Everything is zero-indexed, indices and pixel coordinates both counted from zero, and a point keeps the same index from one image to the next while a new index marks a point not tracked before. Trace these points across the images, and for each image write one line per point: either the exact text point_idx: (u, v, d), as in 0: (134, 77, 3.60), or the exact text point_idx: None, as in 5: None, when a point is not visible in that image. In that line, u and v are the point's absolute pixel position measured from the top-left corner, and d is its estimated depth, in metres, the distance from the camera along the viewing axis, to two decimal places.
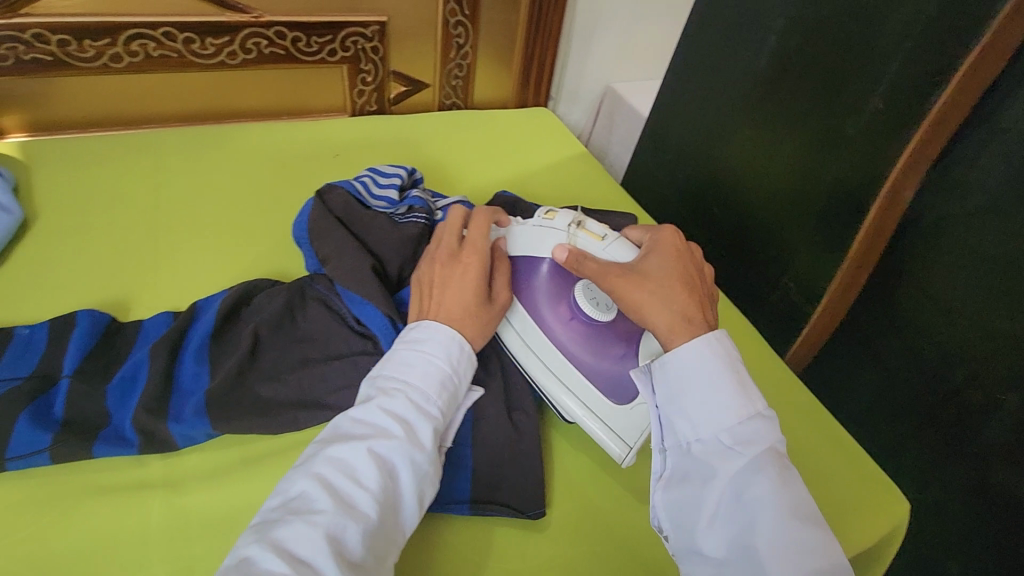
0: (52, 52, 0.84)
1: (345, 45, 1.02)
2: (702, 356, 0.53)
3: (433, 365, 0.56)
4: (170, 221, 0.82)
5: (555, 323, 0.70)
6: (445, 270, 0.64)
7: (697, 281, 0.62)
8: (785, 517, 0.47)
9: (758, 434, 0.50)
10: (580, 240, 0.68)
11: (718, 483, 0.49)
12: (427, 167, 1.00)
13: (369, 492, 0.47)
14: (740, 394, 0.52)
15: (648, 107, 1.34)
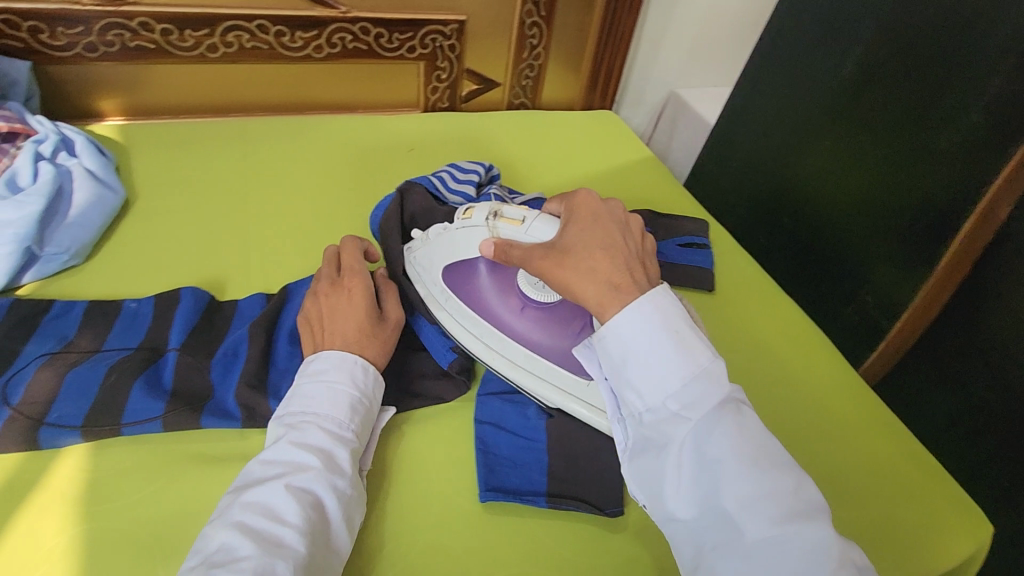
0: (155, 41, 0.89)
1: (425, 42, 1.05)
2: (639, 320, 0.49)
3: (341, 390, 0.56)
4: (258, 206, 0.85)
5: (509, 318, 0.69)
6: (330, 300, 0.64)
7: (622, 238, 0.56)
8: (745, 470, 0.44)
9: (704, 393, 0.47)
10: (502, 230, 0.65)
11: (672, 453, 0.46)
12: (499, 165, 1.02)
13: (294, 527, 0.46)
14: (680, 354, 0.48)
15: (714, 114, 1.32)
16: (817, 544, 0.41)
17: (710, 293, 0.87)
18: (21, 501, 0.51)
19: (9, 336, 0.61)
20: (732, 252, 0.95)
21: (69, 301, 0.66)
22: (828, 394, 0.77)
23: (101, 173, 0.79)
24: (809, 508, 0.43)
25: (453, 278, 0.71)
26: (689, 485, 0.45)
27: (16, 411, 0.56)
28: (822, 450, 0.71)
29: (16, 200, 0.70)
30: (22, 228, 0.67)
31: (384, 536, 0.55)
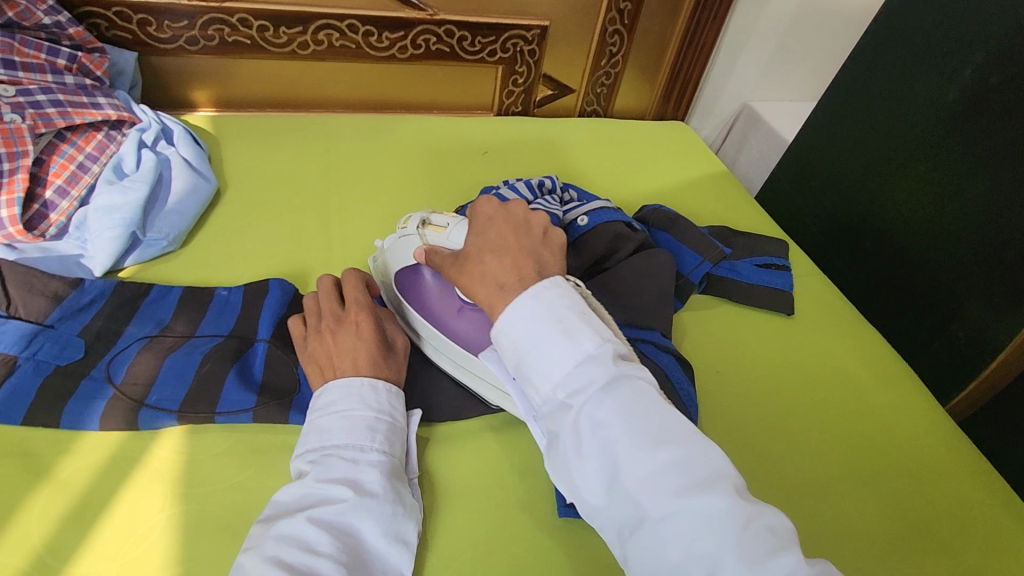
0: (251, 37, 0.92)
1: (506, 46, 1.06)
2: (523, 313, 0.47)
3: (357, 414, 0.54)
4: (339, 201, 0.87)
5: (448, 318, 0.66)
6: (336, 332, 0.60)
7: (516, 237, 0.54)
8: (640, 448, 0.41)
9: (591, 377, 0.44)
10: (429, 237, 0.66)
11: (568, 445, 0.43)
12: (573, 172, 1.01)
13: (329, 557, 0.46)
14: (565, 342, 0.45)
15: (789, 129, 1.24)
16: (719, 514, 0.38)
17: (788, 317, 0.84)
18: (124, 478, 0.54)
19: (112, 317, 0.64)
20: (811, 276, 0.92)
21: (166, 286, 0.69)
22: (914, 431, 0.74)
23: (196, 163, 0.81)
24: (711, 476, 0.40)
25: (403, 276, 0.70)
26: (591, 475, 0.42)
27: (119, 390, 0.58)
28: (907, 490, 0.68)
29: (123, 186, 0.73)
30: (127, 214, 0.70)
31: (464, 541, 0.56)
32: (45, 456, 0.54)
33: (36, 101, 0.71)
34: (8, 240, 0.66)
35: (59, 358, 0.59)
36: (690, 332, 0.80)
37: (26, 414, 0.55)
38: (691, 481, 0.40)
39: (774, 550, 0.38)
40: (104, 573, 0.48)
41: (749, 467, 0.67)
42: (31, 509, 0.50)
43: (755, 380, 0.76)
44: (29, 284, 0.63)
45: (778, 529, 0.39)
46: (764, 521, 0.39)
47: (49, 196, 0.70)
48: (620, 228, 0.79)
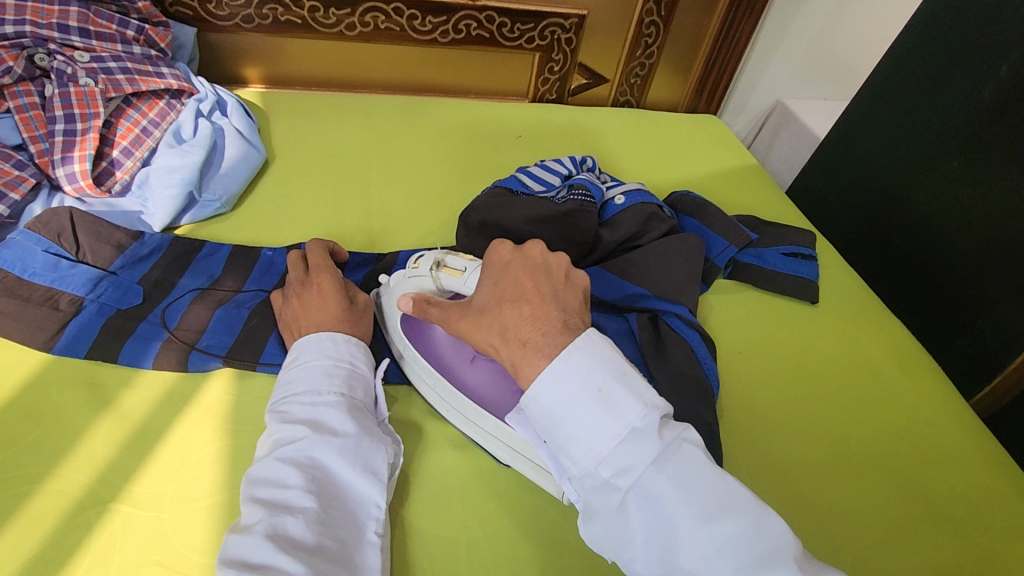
0: (302, 17, 0.96)
1: (544, 34, 1.09)
2: (559, 381, 0.44)
3: (313, 363, 0.56)
4: (378, 176, 0.91)
5: (459, 368, 0.63)
6: (302, 297, 0.63)
7: (535, 284, 0.51)
8: (697, 525, 0.39)
9: (637, 450, 0.41)
10: (444, 281, 0.61)
11: (614, 520, 0.41)
12: (603, 159, 1.04)
13: (297, 487, 0.48)
14: (605, 412, 0.42)
15: (822, 126, 1.22)
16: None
17: (812, 306, 0.85)
18: (178, 412, 0.58)
19: (167, 269, 0.69)
20: (837, 268, 0.92)
21: (217, 243, 0.73)
22: (935, 421, 0.75)
23: (247, 133, 0.86)
24: (777, 549, 0.38)
25: (410, 324, 0.66)
26: (643, 552, 0.41)
27: (173, 334, 0.63)
28: (923, 475, 0.69)
29: (182, 149, 0.78)
30: (185, 175, 0.75)
31: (488, 494, 0.59)
32: (108, 388, 0.58)
33: (107, 68, 0.77)
34: (78, 193, 0.72)
35: (119, 302, 0.64)
36: (713, 315, 0.82)
37: (92, 349, 0.60)
38: (755, 556, 0.38)
39: None
40: (160, 494, 0.52)
41: (767, 443, 0.69)
42: (95, 434, 0.55)
43: (777, 364, 0.77)
44: (97, 233, 0.68)
45: None
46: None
47: (115, 155, 0.76)
48: (655, 210, 0.82)
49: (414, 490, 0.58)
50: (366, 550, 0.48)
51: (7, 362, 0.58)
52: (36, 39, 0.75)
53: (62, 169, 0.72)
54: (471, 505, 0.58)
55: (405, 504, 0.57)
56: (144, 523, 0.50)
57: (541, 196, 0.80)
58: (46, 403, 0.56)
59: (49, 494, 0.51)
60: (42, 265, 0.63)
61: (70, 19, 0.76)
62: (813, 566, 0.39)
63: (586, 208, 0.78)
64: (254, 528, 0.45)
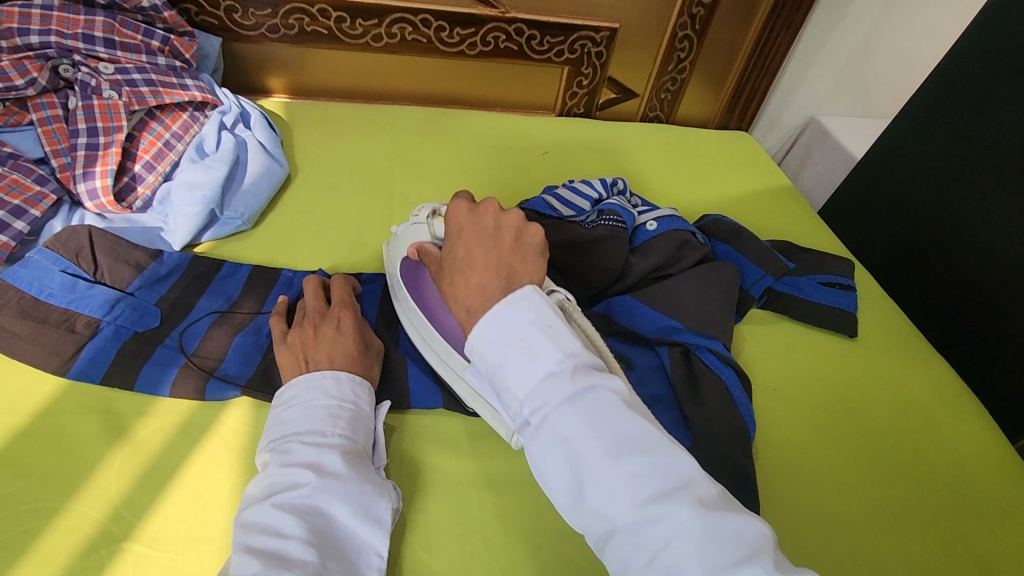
0: (329, 27, 0.94)
1: (574, 47, 1.06)
2: (485, 327, 0.44)
3: (317, 403, 0.54)
4: (402, 191, 0.88)
5: (440, 311, 0.66)
6: (318, 327, 0.61)
7: (483, 249, 0.51)
8: (600, 458, 0.39)
9: (552, 393, 0.41)
10: (438, 228, 0.68)
11: (531, 460, 0.41)
12: (632, 178, 1.00)
13: (297, 538, 0.45)
14: (527, 360, 0.43)
15: (858, 146, 1.18)
16: (685, 522, 0.36)
17: (851, 340, 0.82)
18: (194, 443, 0.56)
19: (186, 289, 0.67)
20: (876, 299, 0.88)
21: (237, 263, 0.72)
22: (982, 466, 0.71)
23: (270, 146, 0.84)
24: (676, 483, 0.38)
25: (408, 268, 0.70)
26: (556, 490, 0.40)
27: (191, 360, 0.61)
28: (971, 527, 0.65)
29: (205, 164, 0.77)
30: (208, 192, 0.74)
31: (513, 539, 0.56)
32: (124, 416, 0.57)
33: (132, 80, 0.76)
34: (99, 209, 0.71)
35: (136, 324, 0.63)
36: (746, 346, 0.78)
37: (108, 375, 0.58)
38: (655, 490, 0.38)
39: (745, 560, 0.35)
40: (174, 532, 0.50)
41: (805, 489, 0.65)
42: (110, 466, 0.53)
43: (814, 403, 0.74)
44: (116, 252, 0.66)
45: (743, 530, 0.37)
46: (732, 527, 0.37)
47: (137, 169, 0.75)
48: (688, 237, 0.79)
49: (435, 531, 0.56)
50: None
51: (22, 387, 0.57)
52: (61, 50, 0.73)
53: (83, 185, 0.71)
54: (494, 548, 0.55)
55: (426, 545, 0.55)
56: (157, 565, 0.48)
57: (570, 220, 0.78)
58: (61, 431, 0.55)
59: (61, 530, 0.49)
60: (59, 286, 0.62)
61: (95, 30, 0.75)
62: (718, 504, 0.38)
63: (616, 234, 0.75)
64: None
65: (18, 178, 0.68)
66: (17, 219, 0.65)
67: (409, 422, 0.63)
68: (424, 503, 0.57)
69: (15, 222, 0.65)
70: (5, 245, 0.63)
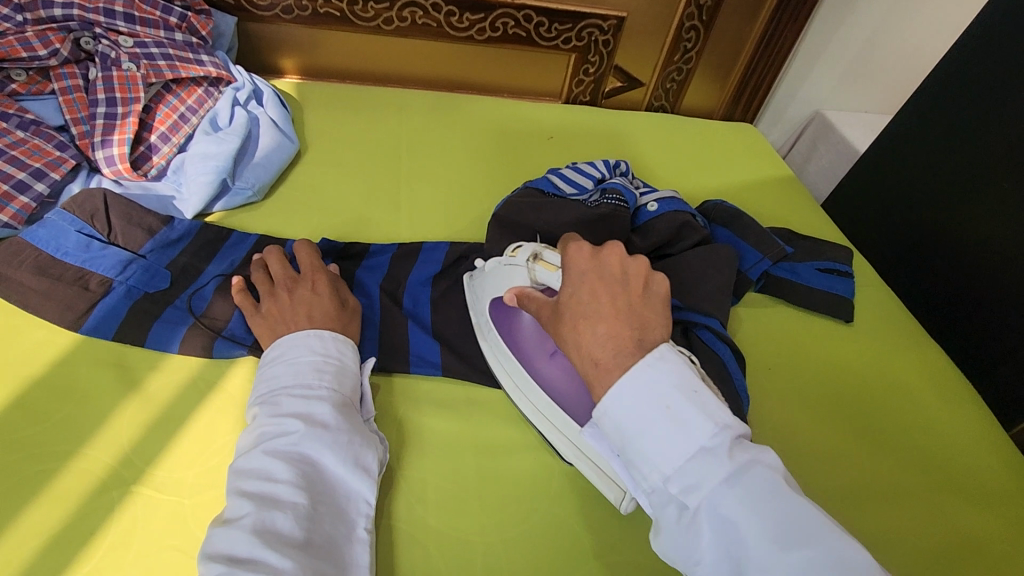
0: (341, 10, 0.97)
1: (581, 35, 1.08)
2: (630, 399, 0.46)
3: (304, 360, 0.56)
4: (409, 170, 0.90)
5: (538, 361, 0.62)
6: (291, 293, 0.63)
7: (612, 297, 0.52)
8: (767, 547, 0.40)
9: (707, 470, 0.43)
10: (539, 275, 0.62)
11: (684, 534, 0.43)
12: (635, 164, 1.02)
13: (286, 481, 0.49)
14: (676, 432, 0.44)
15: (862, 140, 1.19)
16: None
17: (846, 325, 0.83)
18: (202, 398, 0.58)
19: (195, 255, 0.69)
20: (873, 287, 0.90)
21: (245, 232, 0.74)
22: (975, 450, 0.72)
23: (281, 123, 0.86)
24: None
25: (499, 309, 0.68)
26: (714, 567, 0.42)
27: (200, 320, 0.63)
28: (961, 509, 0.66)
29: (217, 137, 0.79)
30: (220, 162, 0.76)
31: (506, 498, 0.58)
32: (135, 369, 0.59)
33: (150, 53, 0.78)
34: (116, 175, 0.73)
35: (148, 285, 0.65)
36: (742, 327, 0.80)
37: (122, 330, 0.61)
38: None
39: None
40: (181, 478, 0.52)
41: (796, 467, 0.66)
42: (121, 415, 0.55)
43: (806, 382, 0.75)
44: (129, 217, 0.68)
45: None
46: None
47: (153, 140, 0.77)
48: (688, 219, 0.80)
49: (432, 488, 0.58)
50: (354, 545, 0.49)
51: (40, 339, 0.59)
52: (83, 22, 0.76)
53: (102, 152, 0.73)
54: (488, 507, 0.57)
55: (422, 501, 0.57)
56: (165, 507, 0.50)
57: (573, 199, 0.80)
58: (75, 381, 0.57)
59: (74, 471, 0.51)
60: (74, 245, 0.64)
61: (116, 5, 0.77)
62: None
63: (617, 213, 0.77)
64: (240, 520, 0.46)
65: (39, 143, 0.70)
66: (37, 181, 0.68)
67: (409, 387, 0.65)
68: (422, 461, 0.59)
69: (35, 184, 0.67)
70: (25, 205, 0.66)
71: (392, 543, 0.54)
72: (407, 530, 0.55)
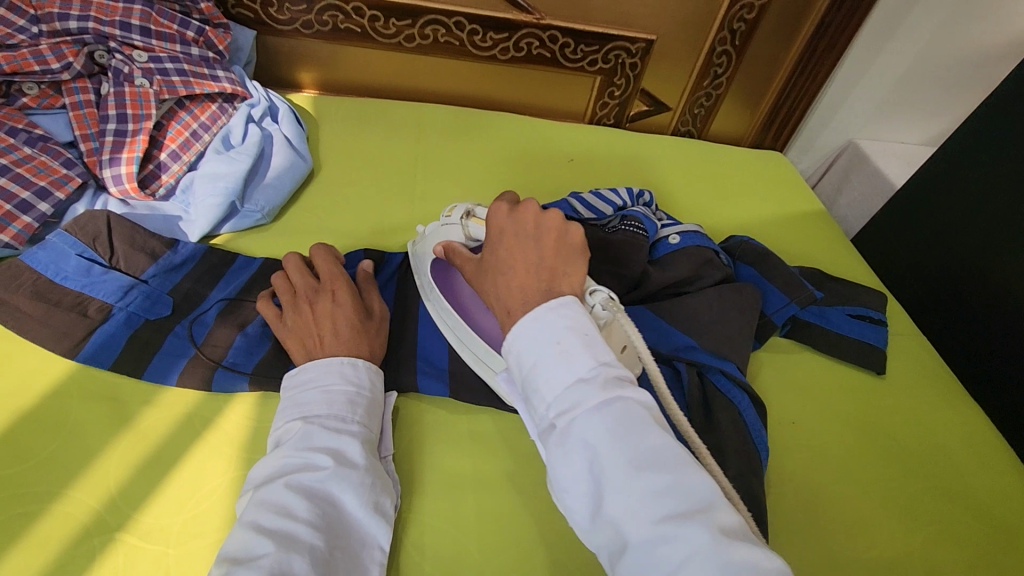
0: (362, 25, 0.94)
1: (608, 57, 1.04)
2: (525, 331, 0.45)
3: (336, 388, 0.54)
4: (424, 192, 0.87)
5: (479, 315, 0.64)
6: (314, 305, 0.61)
7: (524, 251, 0.52)
8: (624, 469, 0.38)
9: (583, 397, 0.41)
10: (473, 230, 0.64)
11: (556, 461, 0.41)
12: (659, 192, 0.98)
13: (307, 520, 0.46)
14: (563, 364, 0.43)
15: (898, 174, 1.13)
16: (703, 545, 0.35)
17: (878, 376, 0.78)
18: (194, 437, 0.55)
19: (199, 280, 0.67)
20: (907, 334, 0.85)
21: (249, 256, 0.71)
22: (1016, 523, 0.67)
23: (296, 141, 0.84)
24: (698, 508, 0.37)
25: (438, 269, 0.68)
26: (577, 495, 0.40)
27: (200, 351, 0.60)
28: None
29: (229, 156, 0.77)
30: (230, 183, 0.74)
31: (509, 549, 0.54)
32: (130, 404, 0.57)
33: (164, 69, 0.77)
34: (123, 195, 0.71)
35: (148, 312, 0.62)
36: (763, 374, 0.75)
37: (121, 360, 0.59)
38: (679, 510, 0.37)
39: None
40: (168, 526, 0.50)
41: (824, 539, 0.61)
42: (111, 454, 0.53)
43: (832, 436, 0.70)
44: (132, 240, 0.66)
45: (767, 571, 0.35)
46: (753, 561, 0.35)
47: (163, 158, 0.75)
48: (711, 255, 0.76)
49: (432, 534, 0.54)
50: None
51: (33, 370, 0.57)
52: (98, 35, 0.75)
53: (109, 170, 0.71)
54: (489, 560, 0.53)
55: (420, 553, 0.53)
56: (149, 556, 0.48)
57: (592, 225, 0.77)
58: (67, 415, 0.55)
59: (57, 516, 0.49)
60: (74, 270, 0.62)
61: (133, 18, 0.76)
62: (737, 530, 0.37)
63: (637, 241, 0.73)
64: (258, 559, 0.42)
65: (46, 160, 0.69)
66: (41, 201, 0.66)
67: (409, 426, 0.61)
68: (422, 507, 0.56)
69: (40, 204, 0.66)
70: (28, 225, 0.65)
71: None
72: None
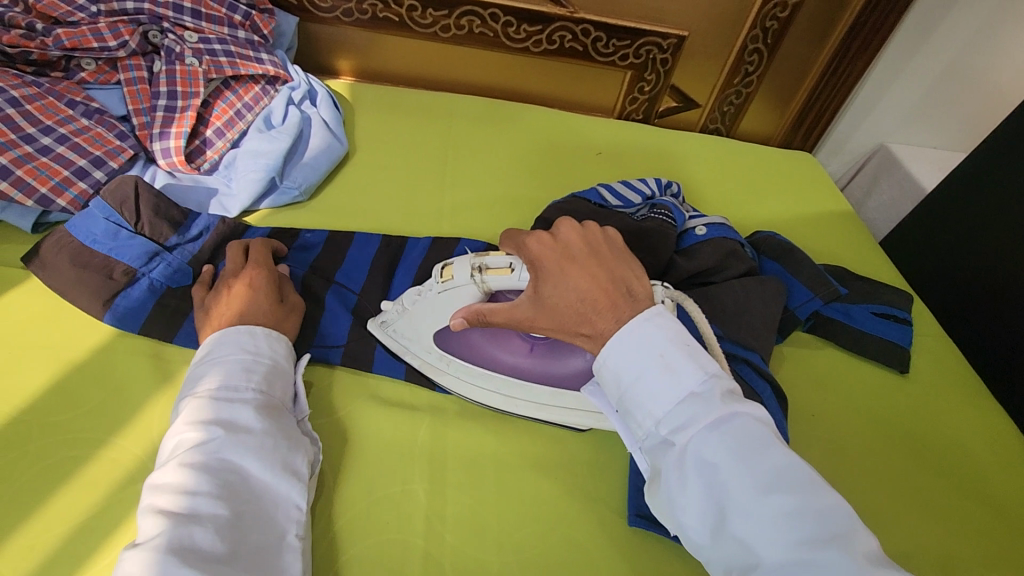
0: (399, 15, 0.97)
1: (639, 52, 1.05)
2: (622, 347, 0.49)
3: (228, 360, 0.54)
4: (454, 177, 0.89)
5: (519, 360, 0.65)
6: (229, 288, 0.62)
7: (594, 268, 0.52)
8: (750, 489, 0.41)
9: (695, 413, 0.45)
10: (492, 283, 0.57)
11: (670, 476, 0.45)
12: (685, 186, 0.99)
13: (204, 493, 0.46)
14: (667, 379, 0.47)
15: (929, 179, 1.12)
16: (843, 567, 0.37)
17: (901, 375, 0.78)
18: None
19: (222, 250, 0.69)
20: (931, 334, 0.84)
21: (264, 230, 0.74)
22: None
23: (333, 124, 0.86)
24: (832, 531, 0.39)
25: (440, 334, 0.64)
26: (693, 509, 0.43)
27: None
28: None
29: (271, 135, 0.80)
30: (271, 160, 0.77)
31: (526, 519, 0.56)
32: (171, 362, 0.60)
33: (213, 50, 0.80)
34: (170, 167, 0.75)
35: (171, 280, 0.65)
36: (784, 368, 0.76)
37: (167, 322, 0.62)
38: (811, 532, 0.39)
39: None
40: None
41: None
42: (154, 407, 0.56)
43: (850, 430, 0.71)
44: (158, 209, 0.67)
45: None
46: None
47: (208, 134, 0.79)
48: (736, 247, 0.77)
49: (453, 500, 0.56)
50: (284, 552, 0.47)
51: (84, 327, 0.61)
52: (152, 16, 0.79)
53: (159, 143, 0.75)
54: (507, 528, 0.55)
55: (441, 518, 0.55)
56: None
57: (621, 212, 0.78)
58: (114, 369, 0.58)
59: (104, 461, 0.52)
60: (103, 234, 0.65)
61: (185, 0, 0.79)
62: (879, 556, 0.38)
63: (666, 230, 0.74)
64: (155, 539, 0.43)
65: (102, 132, 0.73)
66: (96, 169, 0.70)
67: (431, 399, 0.64)
68: (443, 474, 0.58)
69: (94, 172, 0.70)
70: (83, 191, 0.69)
71: (407, 556, 0.52)
72: (424, 549, 0.53)
